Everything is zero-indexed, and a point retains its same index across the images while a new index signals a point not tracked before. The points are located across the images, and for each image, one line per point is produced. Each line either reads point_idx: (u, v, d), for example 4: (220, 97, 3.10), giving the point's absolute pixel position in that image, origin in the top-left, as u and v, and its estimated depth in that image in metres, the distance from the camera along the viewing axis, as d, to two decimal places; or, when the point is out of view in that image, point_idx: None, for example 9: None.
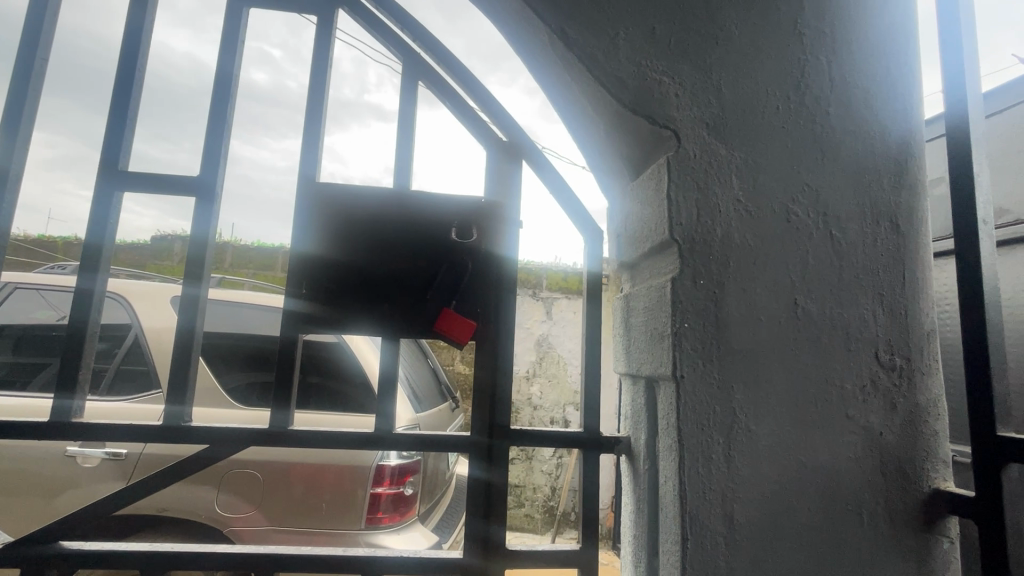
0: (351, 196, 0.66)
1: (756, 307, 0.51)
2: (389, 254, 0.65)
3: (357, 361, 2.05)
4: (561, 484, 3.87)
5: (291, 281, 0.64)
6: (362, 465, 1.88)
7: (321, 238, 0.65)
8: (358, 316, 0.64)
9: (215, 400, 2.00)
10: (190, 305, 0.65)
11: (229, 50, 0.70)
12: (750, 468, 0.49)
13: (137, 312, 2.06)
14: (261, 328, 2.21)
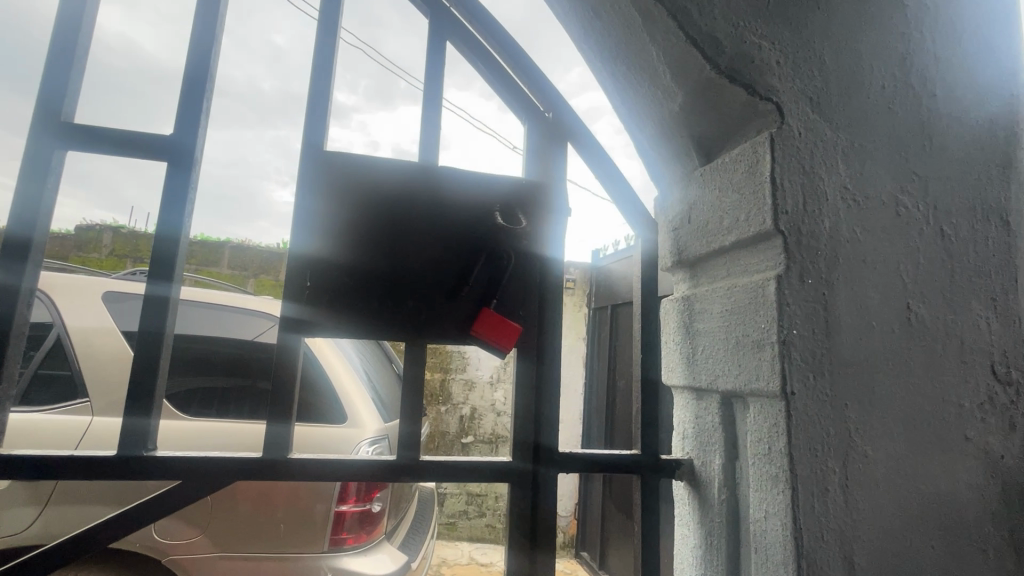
0: (367, 173, 0.55)
1: (868, 311, 0.44)
2: (413, 244, 0.55)
3: (321, 368, 1.89)
4: None
5: (290, 276, 0.52)
6: (324, 485, 1.72)
7: (327, 225, 0.53)
8: (375, 320, 0.53)
9: (155, 410, 1.77)
10: (158, 308, 0.51)
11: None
12: (869, 502, 0.41)
13: (60, 309, 1.80)
14: (210, 330, 1.99)
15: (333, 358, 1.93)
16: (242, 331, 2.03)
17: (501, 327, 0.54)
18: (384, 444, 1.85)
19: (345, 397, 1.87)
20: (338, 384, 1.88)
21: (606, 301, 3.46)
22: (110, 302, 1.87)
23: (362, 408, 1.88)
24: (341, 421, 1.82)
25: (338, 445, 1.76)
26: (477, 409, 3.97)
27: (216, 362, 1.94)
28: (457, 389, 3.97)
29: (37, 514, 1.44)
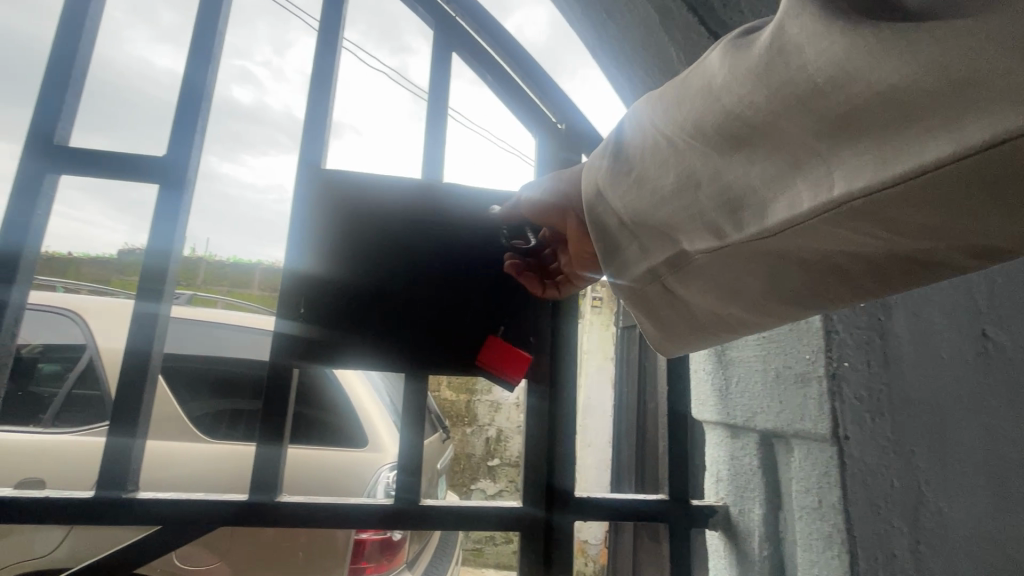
0: (361, 215, 0.71)
1: (925, 346, 0.45)
2: (405, 274, 0.70)
3: (343, 389, 1.88)
4: None
5: (290, 299, 0.68)
6: (342, 536, 1.65)
7: (327, 258, 0.69)
8: (379, 335, 0.68)
9: (179, 432, 1.78)
10: (145, 319, 0.67)
11: (200, 58, 0.75)
12: (931, 538, 0.43)
13: (94, 331, 1.85)
14: (236, 351, 2.01)
15: (353, 379, 1.92)
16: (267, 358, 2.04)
17: (504, 356, 0.67)
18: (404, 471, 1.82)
19: (367, 420, 1.85)
20: (358, 405, 1.86)
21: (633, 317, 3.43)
22: None
23: (382, 432, 1.84)
24: (361, 444, 1.79)
25: (356, 487, 1.70)
26: (504, 431, 3.90)
27: (241, 384, 1.96)
28: (483, 410, 3.93)
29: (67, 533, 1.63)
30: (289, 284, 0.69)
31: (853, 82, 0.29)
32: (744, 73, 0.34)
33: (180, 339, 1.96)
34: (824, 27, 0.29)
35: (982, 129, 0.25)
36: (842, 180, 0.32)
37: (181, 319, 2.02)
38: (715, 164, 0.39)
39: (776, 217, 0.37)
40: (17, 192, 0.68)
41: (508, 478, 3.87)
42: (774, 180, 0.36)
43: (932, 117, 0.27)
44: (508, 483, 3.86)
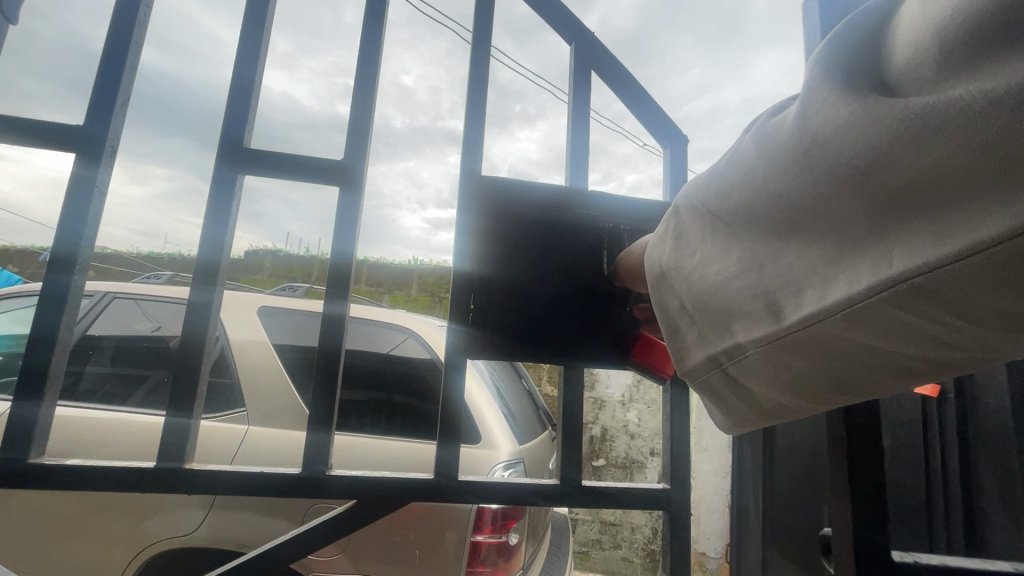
0: (507, 216, 0.94)
1: None
2: (548, 283, 0.94)
3: None
4: (663, 525, 3.57)
5: (457, 303, 0.91)
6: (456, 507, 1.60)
7: (475, 265, 0.93)
8: (524, 337, 0.92)
9: (301, 423, 1.81)
10: (334, 319, 0.89)
11: (364, 83, 0.98)
12: None
13: (228, 323, 1.96)
14: (351, 346, 2.04)
15: (462, 369, 1.90)
16: (379, 356, 2.02)
17: (656, 353, 0.93)
18: (520, 470, 1.70)
19: (481, 417, 1.76)
20: (472, 402, 1.79)
21: None
22: (264, 316, 2.02)
23: (496, 429, 1.75)
24: (476, 441, 1.71)
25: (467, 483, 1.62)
26: (609, 430, 3.74)
27: (355, 376, 1.97)
28: (586, 407, 3.75)
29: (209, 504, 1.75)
30: (454, 294, 0.92)
31: (853, 157, 0.44)
32: (781, 162, 0.51)
33: (301, 330, 2.00)
34: (841, 119, 0.44)
35: (963, 241, 0.39)
36: (904, 257, 0.43)
37: (301, 309, 2.06)
38: (783, 237, 0.53)
39: (841, 295, 0.49)
40: (217, 191, 0.89)
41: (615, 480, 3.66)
42: (825, 272, 0.50)
43: (934, 205, 0.41)
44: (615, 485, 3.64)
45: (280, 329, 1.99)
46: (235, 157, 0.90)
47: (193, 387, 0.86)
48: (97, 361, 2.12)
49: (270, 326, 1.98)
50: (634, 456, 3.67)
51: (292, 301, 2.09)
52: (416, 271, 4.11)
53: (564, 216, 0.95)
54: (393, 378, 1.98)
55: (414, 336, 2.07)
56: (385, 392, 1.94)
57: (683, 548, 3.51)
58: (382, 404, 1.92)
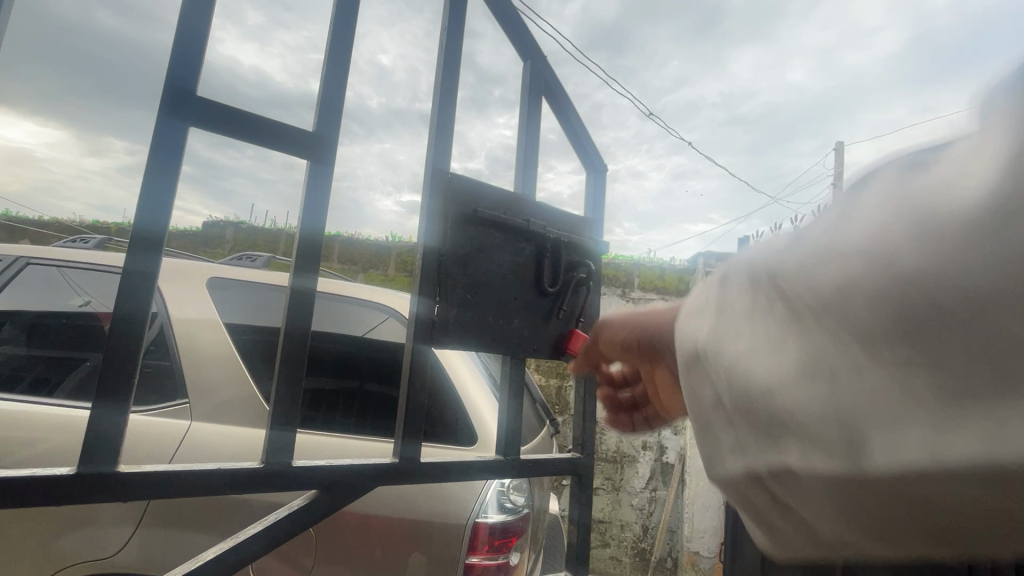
0: (469, 204, 0.97)
1: None
2: (500, 275, 1.00)
3: (445, 371, 1.55)
4: (654, 523, 3.37)
5: (425, 288, 0.92)
6: (448, 510, 1.35)
7: (440, 249, 0.93)
8: (478, 323, 0.97)
9: (257, 417, 1.51)
10: (302, 293, 0.83)
11: (341, 30, 0.89)
12: None
13: (166, 297, 1.61)
14: (320, 326, 1.70)
15: (454, 355, 1.60)
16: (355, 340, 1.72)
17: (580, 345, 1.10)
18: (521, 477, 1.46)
19: (476, 411, 1.50)
20: (466, 397, 1.52)
21: None
22: (214, 288, 1.68)
23: (494, 426, 1.49)
24: (470, 443, 1.45)
25: (464, 497, 1.37)
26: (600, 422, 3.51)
27: (324, 363, 1.65)
28: (575, 398, 3.52)
29: (142, 511, 1.44)
30: (420, 279, 0.91)
31: None
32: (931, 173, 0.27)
33: (261, 309, 1.68)
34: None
35: None
36: None
37: (260, 281, 1.74)
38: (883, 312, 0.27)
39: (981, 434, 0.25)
40: (159, 142, 0.72)
41: (604, 475, 3.46)
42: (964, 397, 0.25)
43: None
44: (604, 480, 3.45)
45: (233, 306, 1.66)
46: (189, 124, 0.74)
47: (130, 367, 0.71)
48: (9, 340, 1.75)
49: (222, 302, 1.66)
50: (625, 450, 3.46)
51: (248, 271, 1.75)
52: (395, 248, 3.78)
53: (516, 225, 1.03)
54: (372, 366, 1.70)
55: (398, 317, 1.78)
56: (362, 381, 1.67)
57: (674, 546, 3.32)
58: (356, 395, 1.64)
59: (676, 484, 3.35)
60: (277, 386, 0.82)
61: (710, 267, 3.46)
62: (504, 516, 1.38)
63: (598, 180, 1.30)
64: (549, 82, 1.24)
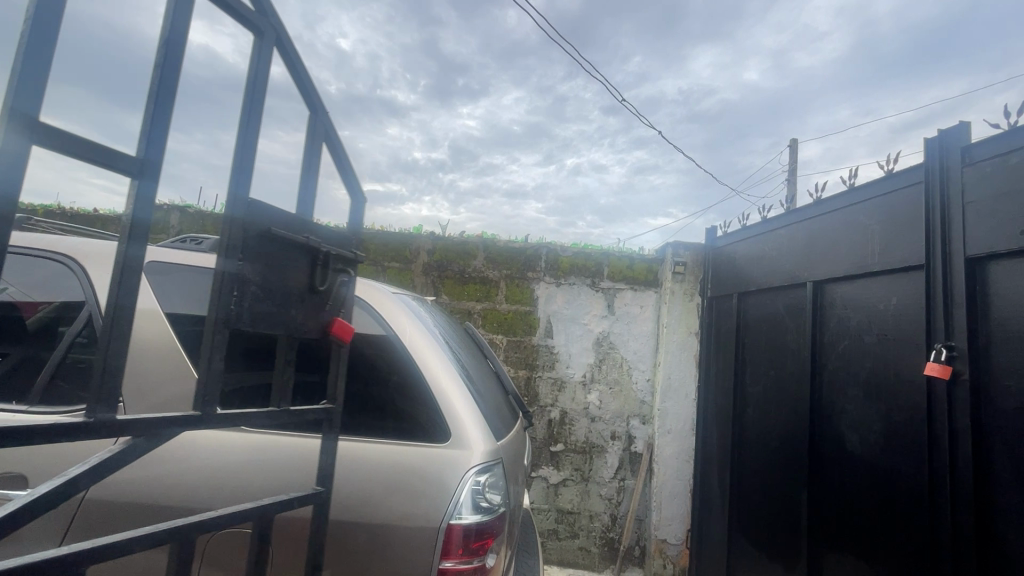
0: (261, 209, 1.00)
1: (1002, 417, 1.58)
2: (285, 271, 1.06)
3: (415, 363, 1.45)
4: (622, 512, 3.37)
5: (222, 285, 0.94)
6: (419, 512, 1.27)
7: (240, 250, 0.96)
8: (268, 314, 1.03)
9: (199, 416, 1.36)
10: (133, 265, 0.81)
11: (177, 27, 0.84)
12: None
13: (96, 284, 1.45)
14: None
15: (424, 346, 1.50)
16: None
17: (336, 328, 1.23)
18: (496, 474, 1.37)
19: (448, 406, 1.41)
20: (436, 389, 1.42)
21: (727, 289, 3.14)
22: (152, 275, 1.51)
23: (467, 421, 1.40)
24: (444, 439, 1.36)
25: (437, 498, 1.27)
26: (568, 413, 3.46)
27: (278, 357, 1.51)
28: (544, 390, 3.48)
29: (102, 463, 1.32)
30: (219, 277, 0.93)
31: None
32: None
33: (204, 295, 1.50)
34: None
35: None
36: None
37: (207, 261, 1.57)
38: None
39: None
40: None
41: (573, 465, 3.42)
42: None
43: None
44: (573, 470, 3.42)
45: (173, 292, 1.50)
46: (35, 140, 0.68)
47: None
48: None
49: (162, 289, 1.50)
50: (594, 441, 3.44)
51: (192, 254, 1.58)
52: None
53: (301, 243, 1.09)
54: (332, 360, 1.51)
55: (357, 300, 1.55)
56: (321, 374, 1.49)
57: (642, 534, 3.35)
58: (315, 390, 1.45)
59: (644, 474, 3.36)
60: (100, 363, 0.79)
61: (678, 257, 3.46)
62: (479, 517, 1.29)
63: (361, 201, 1.39)
64: (326, 114, 1.24)
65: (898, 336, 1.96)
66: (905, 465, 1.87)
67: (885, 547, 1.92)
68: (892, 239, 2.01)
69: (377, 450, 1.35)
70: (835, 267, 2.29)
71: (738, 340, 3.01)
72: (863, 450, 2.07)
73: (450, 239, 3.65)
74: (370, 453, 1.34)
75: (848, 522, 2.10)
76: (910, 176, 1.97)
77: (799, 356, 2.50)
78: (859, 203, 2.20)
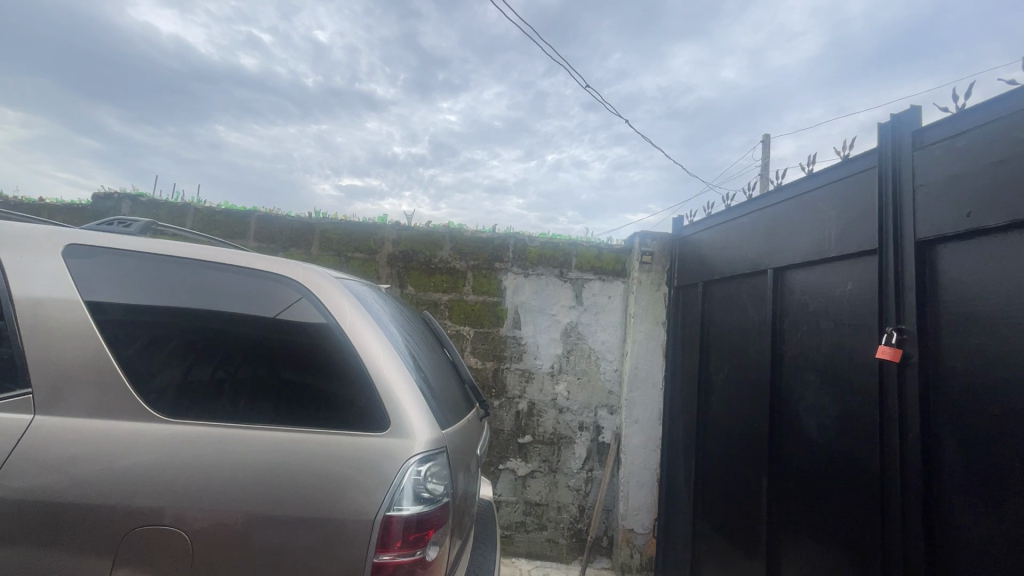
0: None
1: (951, 399, 1.60)
2: None
3: (356, 351, 1.39)
4: (590, 502, 3.36)
5: None
6: (353, 504, 1.21)
7: None
8: None
9: (115, 407, 1.27)
10: None
11: None
12: (973, 450, 1.52)
13: (6, 269, 1.35)
14: (223, 306, 1.41)
15: (365, 332, 1.43)
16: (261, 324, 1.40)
17: None
18: (441, 462, 1.31)
19: (389, 394, 1.35)
20: (377, 375, 1.36)
21: (693, 278, 3.14)
22: (72, 257, 1.41)
23: (410, 409, 1.34)
24: (384, 427, 1.30)
25: (375, 490, 1.22)
26: (536, 404, 3.43)
27: (217, 346, 1.36)
28: (511, 381, 3.44)
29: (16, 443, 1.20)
30: None
31: None
32: None
33: (142, 286, 1.40)
34: None
35: None
36: None
37: (148, 245, 1.46)
38: None
39: None
40: None
41: (541, 457, 3.40)
42: None
43: None
44: (541, 462, 3.39)
45: (107, 280, 1.39)
46: None
47: None
48: None
49: (94, 275, 1.39)
50: (562, 431, 3.42)
51: (118, 236, 1.49)
52: (319, 224, 3.53)
53: None
54: (275, 352, 1.38)
55: (298, 286, 1.47)
56: (260, 360, 1.37)
57: (609, 525, 3.34)
58: (260, 376, 1.35)
59: (612, 464, 3.35)
60: None
61: (645, 246, 3.45)
62: (419, 508, 1.23)
63: None
64: None
65: (854, 322, 1.97)
66: (859, 450, 1.88)
67: (841, 532, 1.93)
68: (850, 225, 2.01)
69: (311, 440, 1.28)
70: (796, 254, 2.30)
71: (703, 329, 3.02)
72: (821, 437, 2.08)
73: (416, 229, 3.57)
74: (302, 443, 1.27)
75: (806, 508, 2.11)
76: (865, 162, 1.98)
77: (760, 343, 2.50)
78: (819, 190, 2.20)
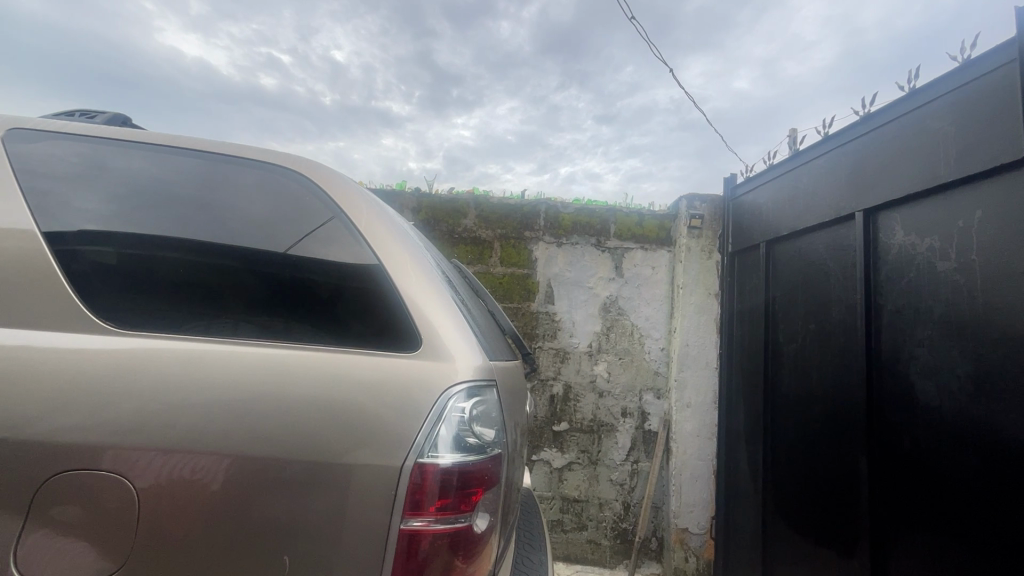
0: None
1: None
2: None
3: (378, 260, 1.08)
4: (636, 499, 2.96)
5: None
6: (368, 444, 0.88)
7: None
8: None
9: (61, 321, 0.97)
10: None
11: None
12: None
13: None
14: (211, 210, 1.11)
15: (389, 240, 1.13)
16: (256, 225, 1.10)
17: None
18: (490, 401, 0.99)
19: (420, 309, 1.04)
20: (405, 286, 1.06)
21: (754, 239, 2.76)
22: (14, 145, 1.14)
23: (448, 329, 1.03)
24: (415, 348, 0.99)
25: (402, 423, 0.90)
26: (572, 387, 3.06)
27: (195, 245, 1.06)
28: (543, 361, 3.08)
29: None
30: None
31: None
32: None
33: (108, 189, 1.10)
34: None
35: None
36: None
37: (118, 145, 1.17)
38: None
39: None
40: None
41: (579, 447, 3.01)
42: None
43: None
44: (580, 453, 3.01)
45: (85, 193, 1.10)
46: None
47: None
48: None
49: (46, 172, 1.11)
50: (602, 418, 3.03)
51: (80, 126, 1.19)
52: None
53: None
54: (270, 259, 1.07)
55: (307, 186, 1.18)
56: (252, 273, 1.05)
57: (659, 524, 2.95)
58: (255, 290, 1.04)
59: (661, 454, 2.95)
60: None
61: (694, 210, 3.09)
62: (463, 459, 0.90)
63: None
64: None
65: (987, 257, 1.58)
66: (1005, 417, 1.48)
67: (978, 523, 1.53)
68: (968, 140, 1.65)
69: (314, 365, 0.95)
70: (893, 188, 1.92)
71: (766, 296, 2.63)
72: (944, 405, 1.67)
73: (437, 195, 3.25)
74: (300, 368, 0.94)
75: (926, 495, 1.70)
76: (988, 62, 1.62)
77: (846, 302, 2.12)
78: (923, 106, 1.83)
